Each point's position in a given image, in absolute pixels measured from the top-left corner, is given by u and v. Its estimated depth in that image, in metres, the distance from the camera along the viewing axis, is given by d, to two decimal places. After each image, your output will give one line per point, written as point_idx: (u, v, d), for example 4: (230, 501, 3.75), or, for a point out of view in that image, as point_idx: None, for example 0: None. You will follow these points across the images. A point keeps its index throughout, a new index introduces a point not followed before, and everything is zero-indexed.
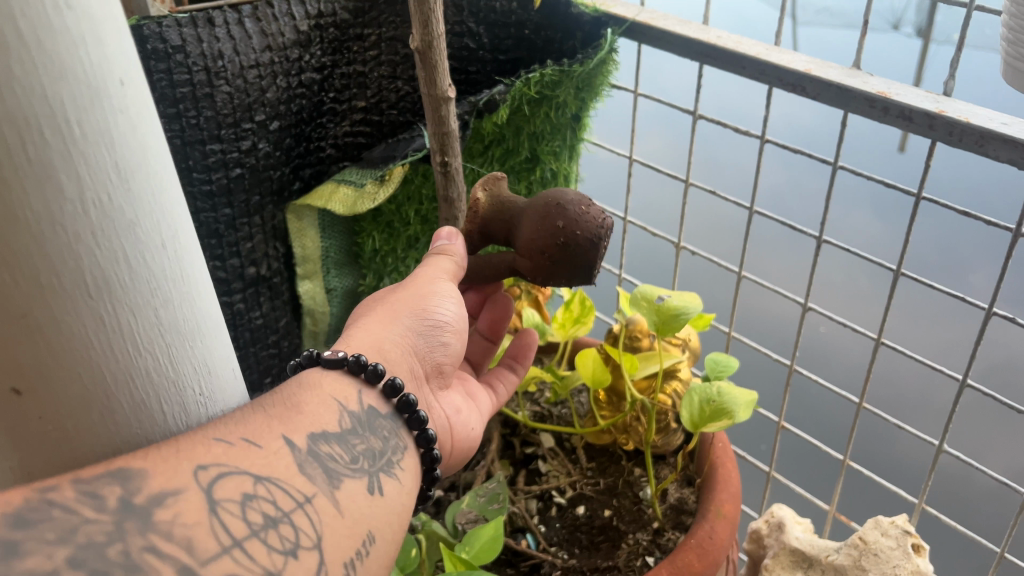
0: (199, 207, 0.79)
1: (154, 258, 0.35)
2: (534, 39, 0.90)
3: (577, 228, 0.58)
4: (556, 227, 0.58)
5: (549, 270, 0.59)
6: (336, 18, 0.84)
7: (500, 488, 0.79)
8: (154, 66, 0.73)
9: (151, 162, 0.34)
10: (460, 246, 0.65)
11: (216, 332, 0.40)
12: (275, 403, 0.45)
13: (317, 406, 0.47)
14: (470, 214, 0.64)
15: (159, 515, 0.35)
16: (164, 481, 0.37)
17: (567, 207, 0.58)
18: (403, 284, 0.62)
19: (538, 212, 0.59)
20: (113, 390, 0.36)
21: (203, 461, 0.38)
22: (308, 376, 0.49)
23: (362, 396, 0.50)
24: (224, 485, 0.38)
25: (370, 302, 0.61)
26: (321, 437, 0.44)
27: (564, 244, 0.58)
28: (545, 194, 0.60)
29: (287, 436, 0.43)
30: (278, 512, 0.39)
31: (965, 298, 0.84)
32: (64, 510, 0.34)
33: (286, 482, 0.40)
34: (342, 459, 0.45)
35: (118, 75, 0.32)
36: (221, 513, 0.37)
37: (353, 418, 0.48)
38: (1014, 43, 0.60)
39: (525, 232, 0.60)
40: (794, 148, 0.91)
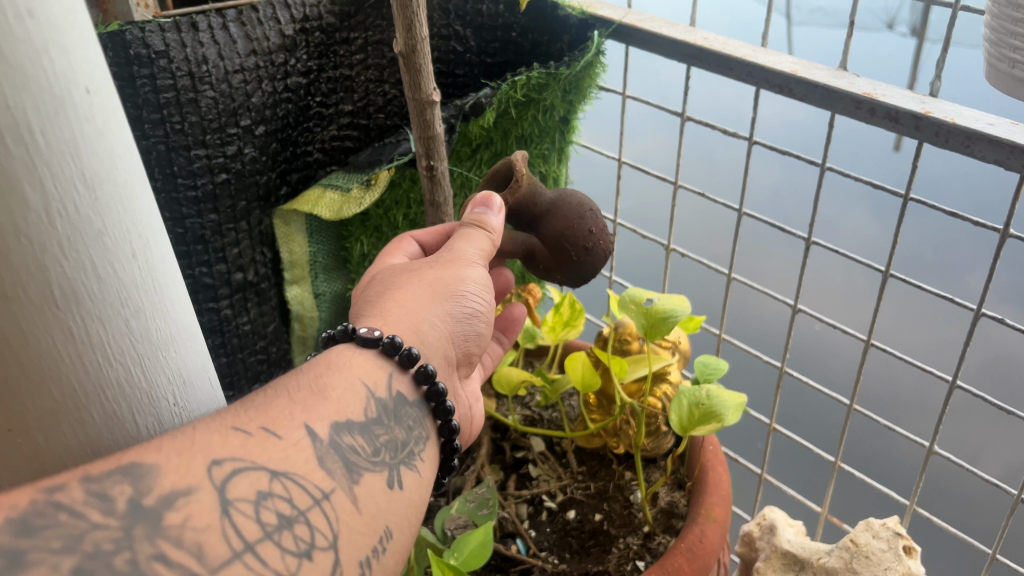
0: (185, 213, 0.79)
1: (124, 268, 0.35)
2: (521, 43, 0.90)
3: (603, 237, 0.66)
4: (588, 232, 0.65)
5: (563, 265, 0.66)
6: (322, 22, 0.85)
7: (490, 494, 0.78)
8: (137, 71, 0.73)
9: (119, 170, 0.34)
10: (498, 219, 0.63)
11: (191, 340, 0.40)
12: (301, 387, 0.44)
13: (345, 392, 0.46)
14: (511, 187, 0.64)
15: (170, 518, 0.35)
16: (176, 479, 0.36)
17: (597, 218, 0.66)
18: (441, 262, 0.59)
19: (575, 211, 0.65)
20: (85, 403, 0.35)
21: (218, 456, 0.38)
22: (339, 355, 0.48)
23: (392, 380, 0.49)
24: (238, 483, 0.38)
25: (406, 274, 0.58)
26: (345, 427, 0.43)
27: (588, 249, 0.65)
28: (576, 196, 0.66)
29: (309, 425, 0.42)
30: (294, 511, 0.38)
31: (953, 299, 0.84)
32: (71, 515, 0.34)
33: (303, 478, 0.40)
34: (363, 451, 0.44)
35: (84, 83, 0.31)
36: (233, 515, 0.36)
37: (379, 406, 0.47)
38: (997, 44, 0.60)
39: (557, 223, 0.65)
40: (780, 149, 0.90)
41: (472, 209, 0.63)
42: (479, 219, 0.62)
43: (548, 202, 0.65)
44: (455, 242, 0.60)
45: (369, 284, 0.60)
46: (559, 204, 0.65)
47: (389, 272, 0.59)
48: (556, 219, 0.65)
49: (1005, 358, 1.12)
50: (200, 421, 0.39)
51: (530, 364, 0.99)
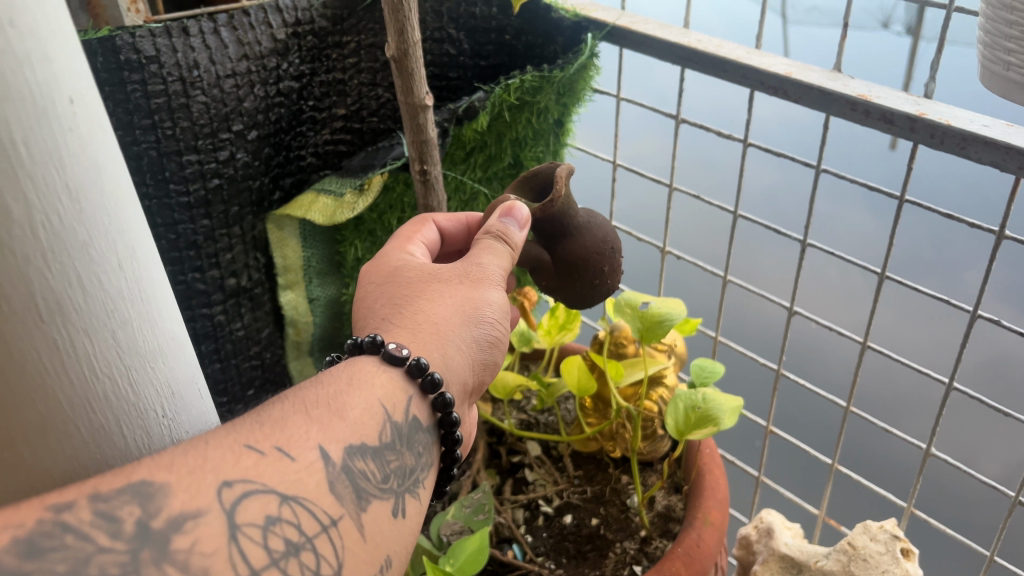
0: (177, 219, 0.78)
1: (110, 280, 0.34)
2: (514, 45, 0.90)
3: (612, 276, 0.66)
4: (600, 271, 0.65)
5: (565, 289, 0.67)
6: (314, 25, 0.84)
7: (486, 499, 0.77)
8: (128, 76, 0.72)
9: (105, 181, 0.33)
10: (521, 233, 0.61)
11: (180, 352, 0.39)
12: (318, 403, 0.43)
13: (363, 414, 0.44)
14: (546, 202, 0.62)
15: (177, 542, 0.35)
16: (186, 501, 0.36)
17: (615, 256, 0.66)
18: (469, 278, 0.57)
19: (596, 246, 0.64)
20: (71, 417, 0.35)
21: (228, 477, 0.37)
22: (361, 370, 0.47)
23: (411, 404, 0.48)
24: (248, 507, 0.37)
25: (434, 285, 0.56)
26: (358, 452, 0.43)
27: (593, 285, 0.66)
28: (603, 228, 0.65)
29: (323, 447, 0.41)
30: (301, 537, 0.38)
31: (949, 301, 0.84)
32: (78, 537, 0.33)
33: (313, 503, 0.39)
34: (374, 477, 0.43)
35: (67, 93, 0.31)
36: (241, 540, 0.36)
37: (395, 431, 0.46)
38: (991, 47, 0.60)
39: (573, 251, 0.64)
40: (776, 151, 0.90)
41: (496, 218, 0.60)
42: (503, 231, 0.60)
43: (576, 227, 0.64)
44: (478, 256, 0.59)
45: (391, 283, 0.58)
46: (582, 230, 0.64)
47: (415, 276, 0.58)
48: (574, 246, 0.64)
49: (1002, 358, 1.12)
50: (202, 442, 0.39)
51: (526, 367, 0.99)
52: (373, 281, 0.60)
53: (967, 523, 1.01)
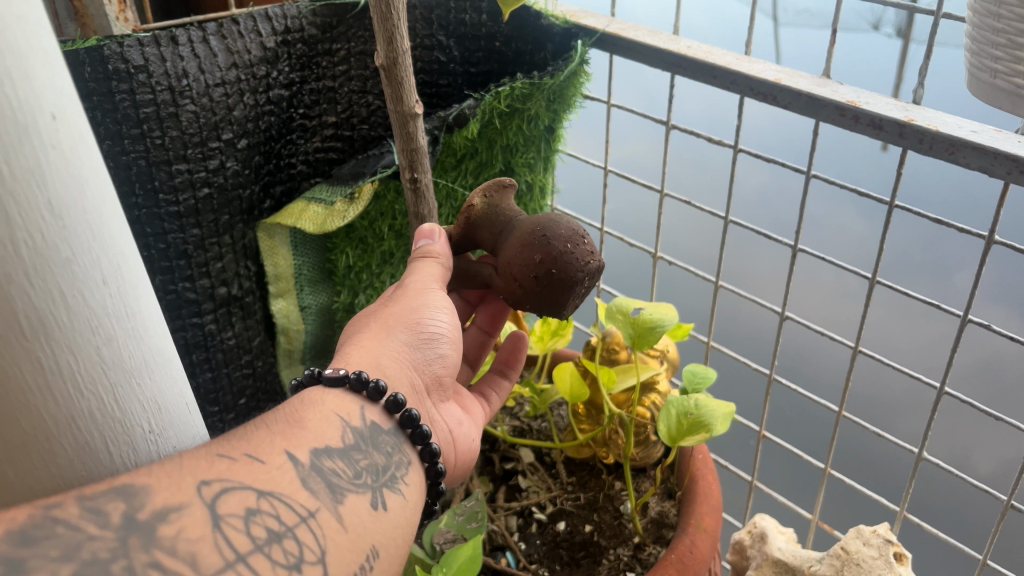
0: (167, 228, 0.78)
1: (93, 295, 0.34)
2: (505, 52, 0.90)
3: (560, 267, 0.57)
4: (535, 260, 0.58)
5: (519, 296, 0.60)
6: (303, 33, 0.85)
7: (479, 507, 0.78)
8: (116, 86, 0.72)
9: (89, 199, 0.33)
10: (444, 244, 0.64)
11: (167, 367, 0.39)
12: (278, 420, 0.44)
13: (321, 422, 0.45)
14: (463, 216, 0.64)
15: (163, 530, 0.35)
16: (169, 496, 0.36)
17: (555, 243, 0.58)
18: (392, 298, 0.60)
19: (525, 238, 0.59)
20: (55, 434, 0.35)
21: (206, 476, 0.38)
22: (310, 394, 0.47)
23: (365, 412, 0.49)
24: (228, 500, 0.37)
25: (363, 319, 0.59)
26: (324, 453, 0.43)
27: (539, 279, 0.58)
28: (537, 219, 0.60)
29: (290, 451, 0.42)
30: (281, 527, 0.38)
31: (939, 305, 0.84)
32: (68, 527, 0.33)
33: (288, 497, 0.39)
34: (345, 474, 0.43)
35: (49, 108, 0.31)
36: (225, 529, 0.36)
37: (356, 434, 0.47)
38: (977, 55, 0.60)
39: (506, 249, 0.60)
40: (765, 156, 0.89)
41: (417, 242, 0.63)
42: (425, 249, 0.62)
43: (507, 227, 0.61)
44: (407, 276, 0.61)
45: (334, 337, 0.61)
46: (512, 228, 0.61)
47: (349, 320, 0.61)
48: (505, 243, 0.60)
49: (994, 360, 1.12)
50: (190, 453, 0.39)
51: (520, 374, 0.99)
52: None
53: (959, 525, 1.02)
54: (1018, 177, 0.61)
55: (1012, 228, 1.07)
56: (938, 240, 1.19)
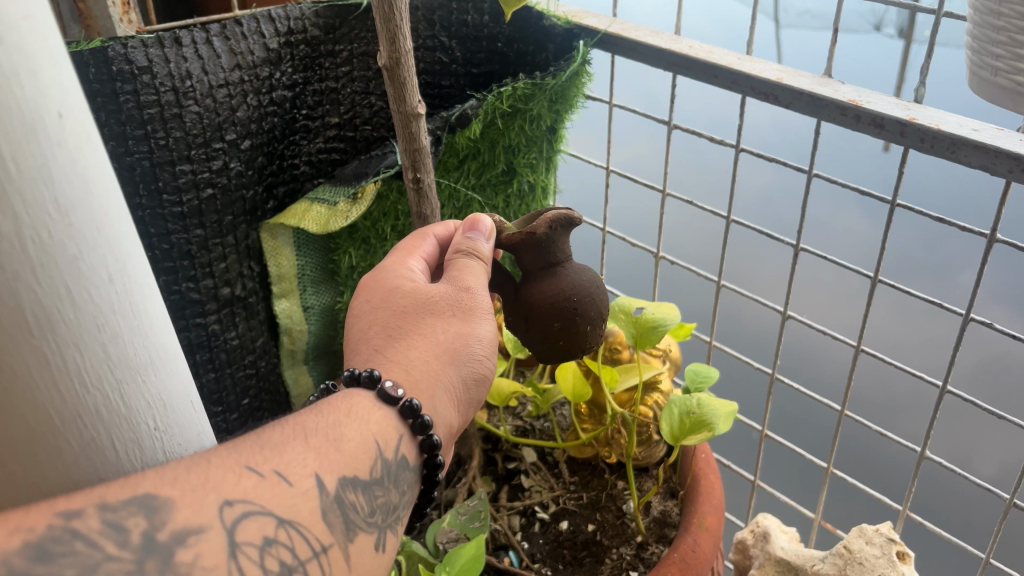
0: (171, 228, 0.78)
1: (98, 292, 0.34)
2: (506, 53, 0.91)
3: (568, 340, 0.64)
4: (551, 325, 0.63)
5: (520, 329, 0.66)
6: (307, 34, 0.86)
7: (482, 507, 0.77)
8: (120, 87, 0.72)
9: (94, 197, 0.33)
10: (488, 246, 0.63)
11: (172, 363, 0.39)
12: (319, 432, 0.42)
13: (360, 447, 0.44)
14: (527, 233, 0.63)
15: (180, 555, 0.34)
16: (190, 514, 0.35)
17: (579, 322, 0.63)
18: (461, 309, 0.57)
19: (558, 300, 0.63)
20: (61, 431, 0.35)
21: (230, 496, 0.37)
22: (358, 405, 0.46)
23: (401, 443, 0.47)
24: (247, 527, 0.36)
25: (427, 318, 0.55)
26: (351, 483, 0.42)
27: (546, 337, 0.64)
28: (579, 284, 0.63)
29: (320, 476, 0.40)
30: (294, 560, 0.38)
31: (943, 305, 0.82)
32: (87, 544, 0.33)
33: (307, 530, 0.39)
34: (362, 509, 0.43)
35: (55, 107, 0.31)
36: (240, 558, 0.35)
37: (384, 468, 0.45)
38: (978, 53, 0.60)
39: (535, 293, 0.64)
40: (768, 156, 0.88)
41: (469, 236, 0.62)
42: (474, 247, 0.62)
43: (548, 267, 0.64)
44: (462, 278, 0.59)
45: (383, 304, 0.57)
46: (558, 272, 0.64)
47: (405, 302, 0.57)
48: (537, 288, 0.64)
49: (999, 359, 1.12)
50: (206, 453, 0.38)
51: (522, 373, 0.99)
52: (367, 297, 0.58)
53: (962, 524, 1.02)
54: (1020, 175, 0.61)
55: (1014, 229, 1.07)
56: (940, 241, 1.19)
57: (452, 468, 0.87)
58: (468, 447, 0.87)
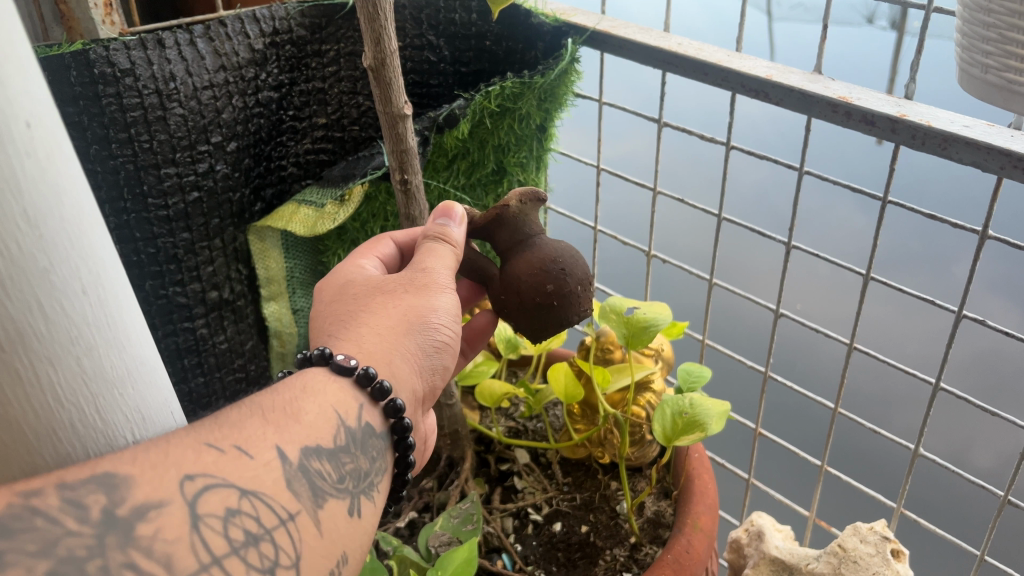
0: (156, 233, 0.77)
1: (73, 304, 0.33)
2: (495, 52, 0.90)
3: (564, 302, 0.61)
4: (543, 289, 0.60)
5: (512, 310, 0.62)
6: (292, 34, 0.85)
7: (474, 510, 0.76)
8: (102, 90, 0.71)
9: (65, 207, 0.33)
10: (460, 231, 0.62)
11: (151, 375, 0.39)
12: (275, 408, 0.42)
13: (318, 417, 0.43)
14: (498, 209, 0.62)
15: (141, 529, 0.33)
16: (150, 491, 0.34)
17: (570, 281, 0.61)
18: (414, 286, 0.56)
19: (544, 263, 0.61)
20: (36, 446, 0.34)
21: (190, 470, 0.36)
22: (313, 380, 0.45)
23: (362, 411, 0.46)
24: (209, 499, 0.36)
25: (380, 297, 0.55)
26: (314, 452, 0.41)
27: (539, 305, 0.61)
28: (561, 249, 0.62)
29: (279, 447, 0.40)
30: (260, 529, 0.37)
31: (935, 301, 0.81)
32: (47, 520, 0.32)
33: (272, 498, 0.38)
34: (330, 477, 0.42)
35: (25, 117, 0.30)
36: (203, 529, 0.35)
37: (348, 436, 0.44)
38: (968, 50, 0.60)
39: (518, 265, 0.61)
40: (759, 154, 0.87)
41: (434, 221, 0.61)
42: (442, 232, 0.60)
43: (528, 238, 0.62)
44: (423, 258, 0.58)
45: (338, 298, 0.57)
46: (535, 243, 0.62)
47: (360, 291, 0.56)
48: (520, 260, 0.61)
49: (992, 352, 1.11)
50: (177, 435, 0.38)
51: (514, 373, 0.98)
52: (320, 298, 0.59)
53: (956, 518, 1.02)
54: (1012, 172, 0.60)
55: (1008, 223, 1.07)
56: (933, 234, 1.18)
57: (443, 471, 0.87)
58: (460, 450, 0.87)
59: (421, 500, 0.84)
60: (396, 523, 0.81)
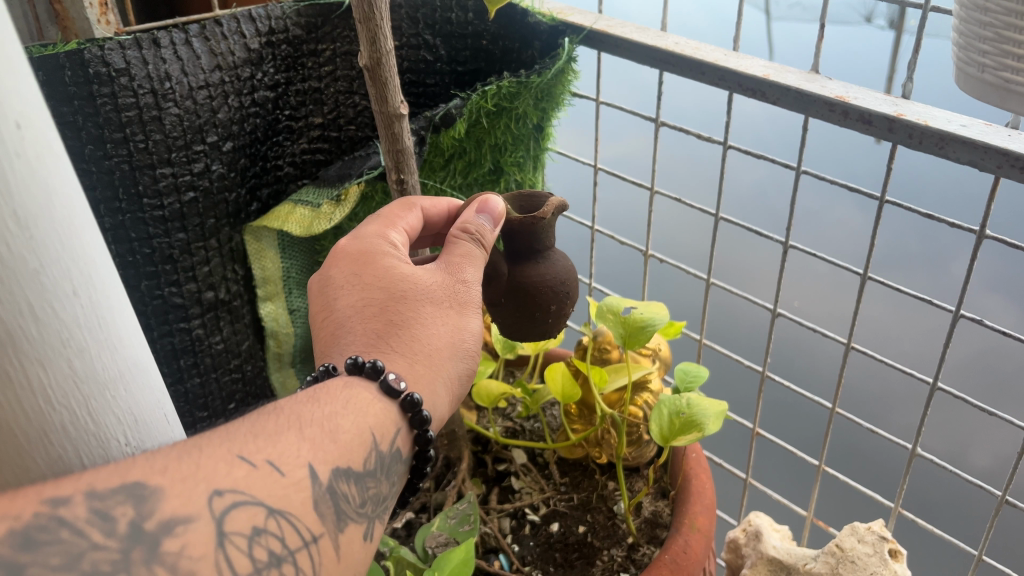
0: (152, 232, 0.77)
1: (64, 306, 0.33)
2: (491, 50, 0.91)
3: (555, 320, 0.64)
4: (546, 307, 0.63)
5: (506, 312, 0.63)
6: (289, 34, 0.85)
7: (471, 511, 0.75)
8: (97, 90, 0.71)
9: (56, 208, 0.32)
10: (494, 232, 0.60)
11: (143, 377, 0.38)
12: (314, 423, 0.41)
13: (356, 439, 0.43)
14: (530, 217, 0.62)
15: (167, 545, 0.33)
16: (179, 504, 0.34)
17: (565, 303, 0.64)
18: (458, 303, 0.55)
19: (555, 283, 0.63)
20: (26, 449, 0.34)
21: (220, 486, 0.35)
22: (358, 396, 0.44)
23: (397, 436, 0.46)
24: (236, 517, 0.35)
25: (427, 305, 0.53)
26: (344, 475, 0.41)
27: (534, 318, 0.63)
28: (567, 270, 0.64)
29: (313, 466, 0.39)
30: (283, 550, 0.37)
31: (931, 300, 0.81)
32: (73, 532, 0.31)
33: (297, 519, 0.38)
34: (353, 500, 0.42)
35: (13, 118, 0.30)
36: (228, 548, 0.34)
37: (379, 460, 0.44)
38: (965, 49, 0.60)
39: (531, 277, 0.62)
40: (756, 152, 0.86)
41: (477, 219, 0.59)
42: (480, 232, 0.59)
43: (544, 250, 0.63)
44: (465, 268, 0.56)
45: (372, 282, 0.53)
46: (547, 258, 0.63)
47: (397, 281, 0.53)
48: (534, 272, 0.63)
49: (990, 352, 1.11)
50: (196, 440, 0.37)
51: (511, 373, 0.98)
52: (341, 267, 0.55)
53: (954, 519, 1.01)
54: (1009, 171, 0.60)
55: (1005, 223, 1.07)
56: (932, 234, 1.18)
57: (441, 471, 0.87)
58: (457, 450, 0.86)
59: (418, 501, 0.84)
60: (393, 524, 0.81)
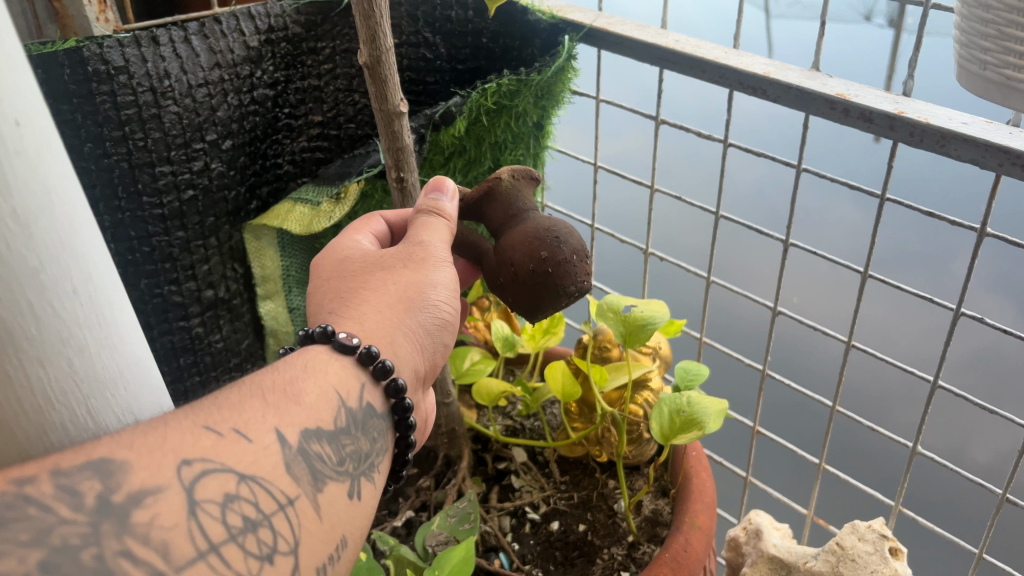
0: (151, 231, 0.76)
1: (63, 304, 0.33)
2: (492, 48, 0.90)
3: (558, 271, 0.57)
4: (538, 257, 0.57)
5: (508, 286, 0.59)
6: (288, 31, 0.84)
7: (471, 509, 0.75)
8: (96, 88, 0.71)
9: (55, 205, 0.32)
10: (452, 204, 0.60)
11: (144, 376, 0.38)
12: (275, 388, 0.41)
13: (319, 398, 0.43)
14: (484, 186, 0.61)
15: (137, 516, 0.33)
16: (147, 477, 0.34)
17: (563, 248, 0.57)
18: (413, 261, 0.55)
19: (536, 232, 0.57)
20: (27, 448, 0.34)
21: (188, 455, 0.35)
22: (314, 358, 0.45)
23: (364, 391, 0.46)
24: (207, 484, 0.35)
25: (380, 275, 0.54)
26: (314, 435, 0.41)
27: (533, 274, 0.57)
28: (552, 219, 0.59)
29: (279, 430, 0.39)
30: (258, 514, 0.36)
31: (933, 299, 0.80)
32: (41, 508, 0.31)
33: (270, 483, 0.37)
34: (330, 460, 0.41)
35: (12, 116, 0.30)
36: (200, 516, 0.34)
37: (349, 417, 0.44)
38: (965, 47, 0.60)
39: (509, 238, 0.59)
40: (756, 150, 0.86)
41: (426, 196, 0.60)
42: (435, 206, 0.59)
43: (517, 211, 0.60)
44: (419, 234, 0.57)
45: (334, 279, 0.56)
46: (524, 216, 0.60)
47: (356, 270, 0.55)
48: (512, 232, 0.59)
49: (989, 352, 1.11)
50: (173, 416, 0.37)
51: (511, 372, 0.98)
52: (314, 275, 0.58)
53: (953, 517, 1.01)
54: (1010, 169, 0.60)
55: (1004, 221, 1.07)
56: (932, 233, 1.18)
57: (441, 469, 0.87)
58: (457, 448, 0.86)
59: (418, 499, 0.84)
60: (392, 523, 0.81)
